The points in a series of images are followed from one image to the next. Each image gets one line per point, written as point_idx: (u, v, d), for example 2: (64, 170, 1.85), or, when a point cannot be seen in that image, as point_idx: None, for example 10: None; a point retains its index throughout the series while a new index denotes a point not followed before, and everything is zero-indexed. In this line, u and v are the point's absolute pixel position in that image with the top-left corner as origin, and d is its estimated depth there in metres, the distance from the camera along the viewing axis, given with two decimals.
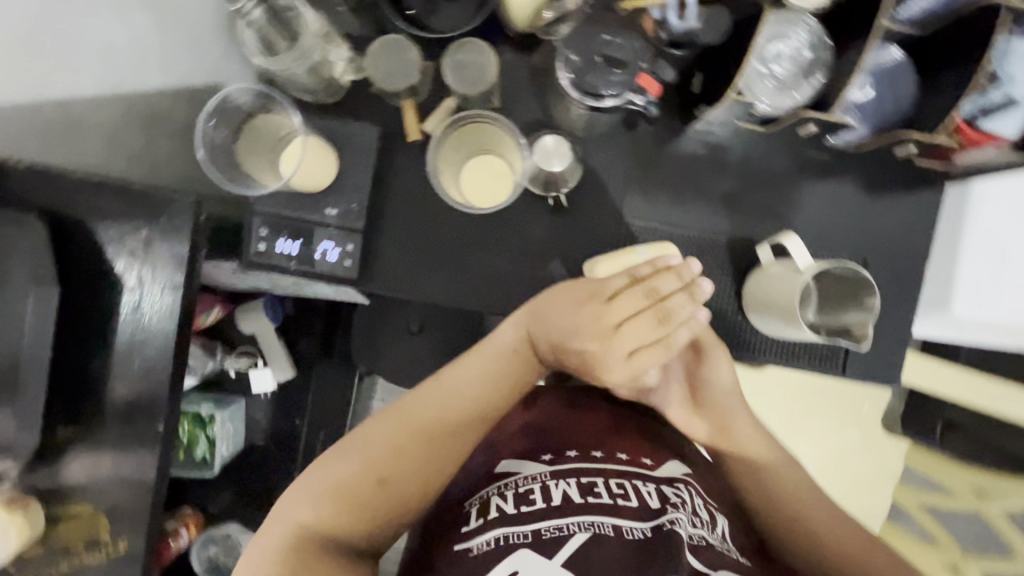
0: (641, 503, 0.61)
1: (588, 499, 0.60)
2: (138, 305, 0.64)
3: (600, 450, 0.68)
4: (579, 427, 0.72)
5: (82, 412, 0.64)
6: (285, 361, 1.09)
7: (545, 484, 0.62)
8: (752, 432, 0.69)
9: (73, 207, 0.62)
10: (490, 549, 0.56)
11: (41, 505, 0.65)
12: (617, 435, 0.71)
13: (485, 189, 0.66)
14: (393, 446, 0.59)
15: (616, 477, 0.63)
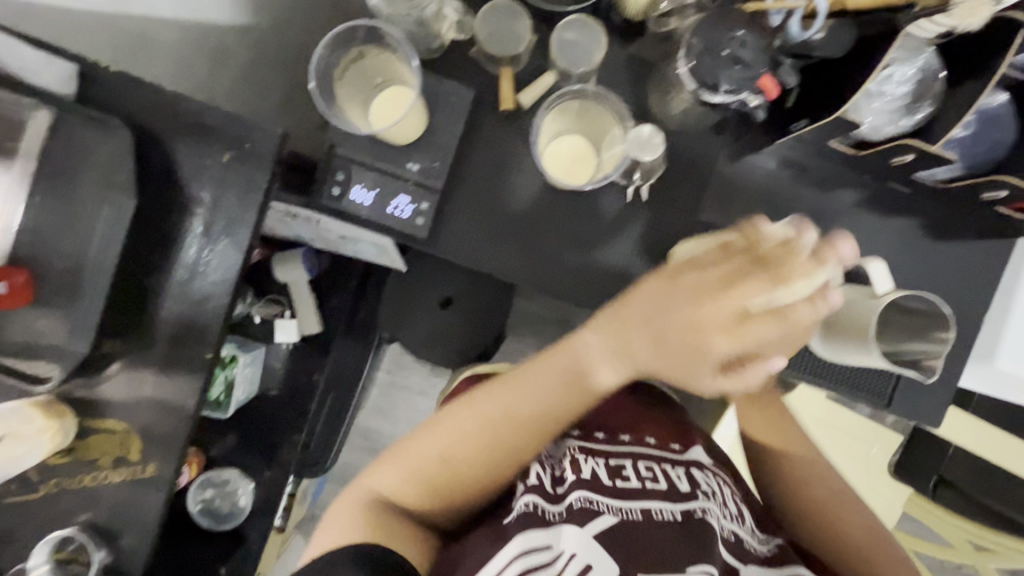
0: (669, 487, 0.62)
1: (617, 481, 0.62)
2: (204, 230, 0.62)
3: (628, 434, 0.72)
4: (618, 414, 0.76)
5: (132, 328, 0.63)
6: (312, 316, 1.07)
7: (576, 460, 0.65)
8: (797, 432, 0.72)
9: (155, 120, 0.61)
10: (527, 515, 0.57)
11: (75, 415, 0.63)
12: (645, 424, 0.75)
13: (567, 163, 0.67)
14: (468, 435, 0.59)
15: (644, 460, 0.66)
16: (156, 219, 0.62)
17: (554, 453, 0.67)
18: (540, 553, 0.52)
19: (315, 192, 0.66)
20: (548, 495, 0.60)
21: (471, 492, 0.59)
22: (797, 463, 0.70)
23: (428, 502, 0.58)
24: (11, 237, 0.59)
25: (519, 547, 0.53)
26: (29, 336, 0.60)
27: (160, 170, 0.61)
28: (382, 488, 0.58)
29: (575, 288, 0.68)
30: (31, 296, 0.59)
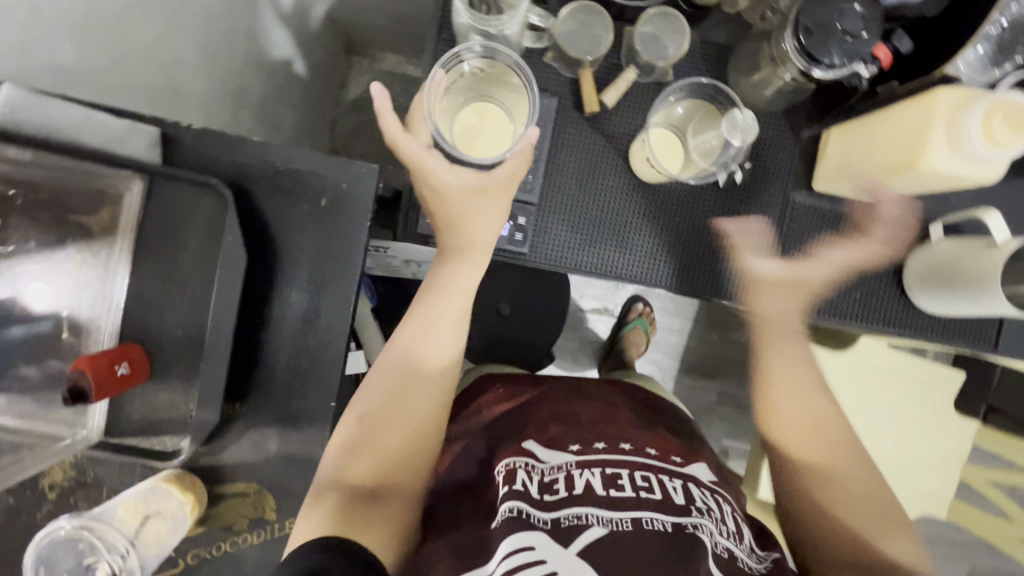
0: (666, 497, 0.58)
1: (611, 492, 0.58)
2: (310, 277, 0.61)
3: (628, 442, 0.66)
4: (608, 420, 0.71)
5: (251, 387, 0.62)
6: (379, 344, 1.04)
7: (569, 474, 0.61)
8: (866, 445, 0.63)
9: (246, 173, 0.60)
10: (510, 519, 0.54)
11: (205, 483, 0.62)
12: (640, 431, 0.70)
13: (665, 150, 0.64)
14: (389, 397, 0.61)
15: (642, 470, 0.61)
16: (260, 274, 0.61)
17: (529, 456, 0.64)
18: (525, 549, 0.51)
19: (408, 222, 0.66)
20: (534, 502, 0.57)
21: (410, 484, 0.60)
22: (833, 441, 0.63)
23: (373, 480, 0.58)
24: (119, 314, 0.58)
25: (505, 548, 0.51)
26: (154, 411, 0.59)
27: (258, 224, 0.60)
28: (330, 475, 0.57)
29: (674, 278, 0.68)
30: (149, 370, 0.58)
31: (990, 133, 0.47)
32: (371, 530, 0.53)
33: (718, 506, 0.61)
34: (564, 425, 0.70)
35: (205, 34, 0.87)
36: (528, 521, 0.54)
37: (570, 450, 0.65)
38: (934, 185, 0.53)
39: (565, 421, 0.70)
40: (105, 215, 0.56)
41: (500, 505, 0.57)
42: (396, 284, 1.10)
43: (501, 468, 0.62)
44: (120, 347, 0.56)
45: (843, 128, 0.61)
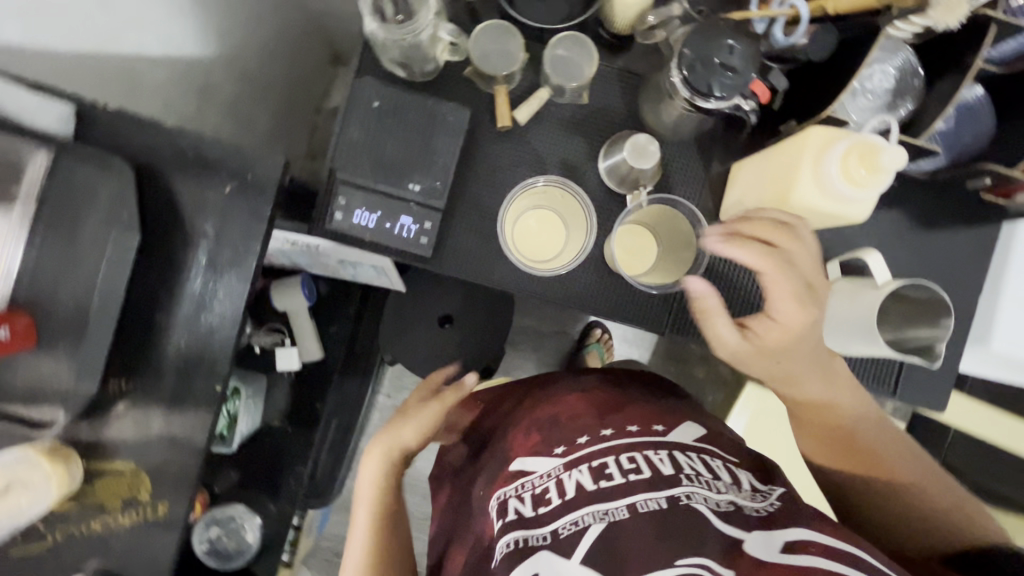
0: (654, 474, 0.56)
1: (601, 484, 0.57)
2: (206, 261, 0.62)
3: (609, 428, 0.64)
4: (589, 408, 0.69)
5: (139, 365, 0.62)
6: (313, 343, 1.06)
7: (559, 479, 0.59)
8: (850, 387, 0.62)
9: (156, 156, 0.61)
10: (511, 551, 0.54)
11: (82, 459, 0.62)
12: (621, 412, 0.67)
13: (536, 237, 0.68)
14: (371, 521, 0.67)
15: (626, 451, 0.59)
16: (160, 253, 0.62)
17: (518, 478, 0.62)
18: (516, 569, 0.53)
19: (318, 216, 0.67)
20: (527, 524, 0.56)
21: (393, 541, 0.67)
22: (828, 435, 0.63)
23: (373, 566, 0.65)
24: (7, 281, 0.57)
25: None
26: (31, 382, 0.58)
27: (163, 205, 0.62)
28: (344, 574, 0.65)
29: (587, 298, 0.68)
30: (35, 340, 0.57)
31: (847, 171, 0.49)
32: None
33: (706, 463, 0.59)
34: (545, 428, 0.67)
35: (173, 28, 0.88)
36: (529, 545, 0.53)
37: (554, 452, 0.63)
38: (810, 222, 0.55)
39: (547, 420, 0.68)
40: None
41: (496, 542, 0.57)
42: (340, 285, 1.11)
43: (493, 503, 0.62)
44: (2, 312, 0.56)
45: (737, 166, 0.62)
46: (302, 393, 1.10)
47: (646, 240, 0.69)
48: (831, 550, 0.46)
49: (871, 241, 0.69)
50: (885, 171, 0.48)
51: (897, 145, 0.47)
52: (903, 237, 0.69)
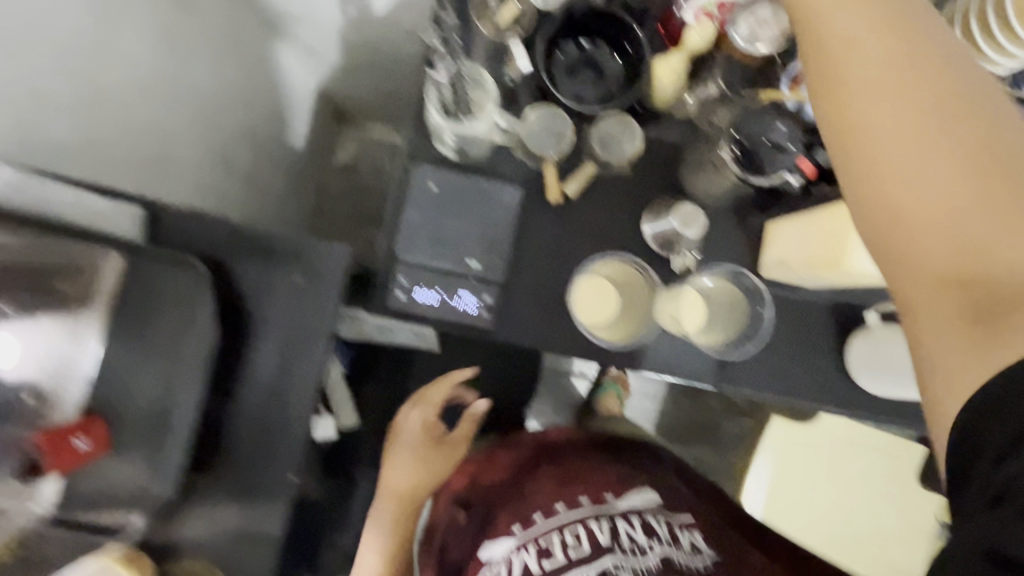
0: (591, 546, 0.70)
1: (543, 564, 0.70)
2: (277, 350, 0.63)
3: (560, 503, 0.79)
4: (546, 488, 0.83)
5: (212, 459, 0.62)
6: (350, 408, 1.04)
7: (508, 559, 0.73)
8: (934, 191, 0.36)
9: (226, 250, 0.63)
10: None
11: (155, 561, 0.61)
12: (585, 483, 0.83)
13: (594, 305, 0.68)
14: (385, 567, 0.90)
15: (569, 530, 0.73)
16: (230, 345, 0.62)
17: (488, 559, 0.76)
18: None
19: (378, 297, 0.69)
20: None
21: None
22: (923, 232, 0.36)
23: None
24: (87, 385, 0.58)
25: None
26: (109, 484, 0.58)
27: (232, 297, 0.63)
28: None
29: (644, 359, 0.71)
30: (111, 444, 0.58)
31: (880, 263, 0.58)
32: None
33: (643, 527, 0.74)
34: (517, 509, 0.80)
35: (185, 104, 0.90)
36: None
37: (512, 531, 0.76)
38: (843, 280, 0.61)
39: (517, 505, 0.81)
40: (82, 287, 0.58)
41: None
42: (371, 348, 1.11)
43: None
44: (80, 420, 0.56)
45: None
46: (338, 460, 1.08)
47: (697, 303, 0.69)
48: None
49: None
50: None
51: None
52: None
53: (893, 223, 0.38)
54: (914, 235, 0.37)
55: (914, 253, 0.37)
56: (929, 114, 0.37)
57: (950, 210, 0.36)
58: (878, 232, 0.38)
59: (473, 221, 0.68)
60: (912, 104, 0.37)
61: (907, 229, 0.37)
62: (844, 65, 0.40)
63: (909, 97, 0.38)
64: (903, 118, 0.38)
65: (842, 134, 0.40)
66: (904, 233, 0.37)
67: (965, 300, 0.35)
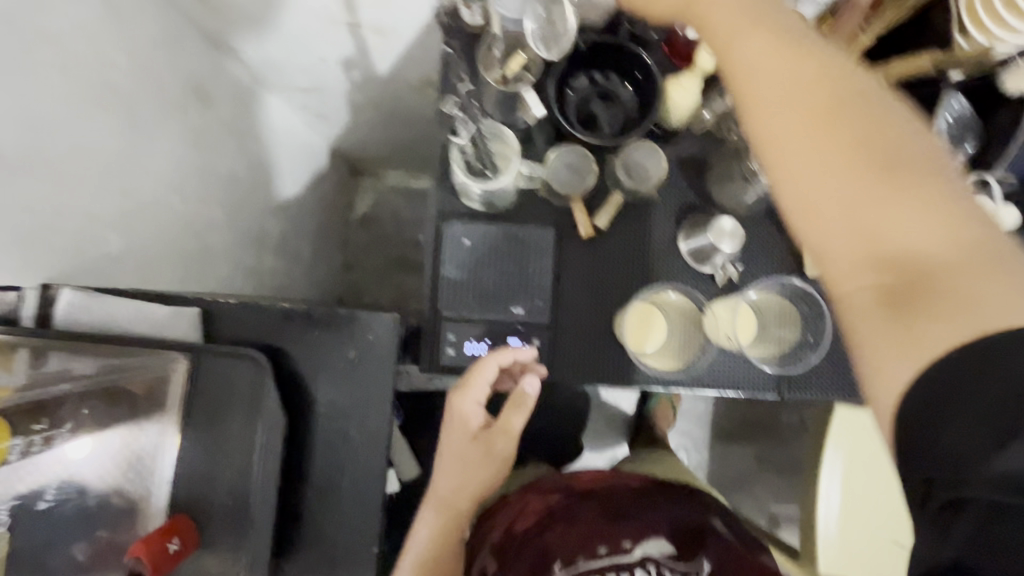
0: None
1: None
2: (341, 426, 0.64)
3: (581, 556, 0.68)
4: (564, 532, 0.72)
5: (296, 541, 0.63)
6: (409, 459, 1.05)
7: None
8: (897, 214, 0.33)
9: (280, 335, 0.64)
10: None
11: None
12: (609, 522, 0.73)
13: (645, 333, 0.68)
14: None
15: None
16: (298, 428, 0.64)
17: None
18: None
19: (429, 356, 0.69)
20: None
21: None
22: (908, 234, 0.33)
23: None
24: (165, 488, 0.60)
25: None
26: None
27: (294, 381, 0.64)
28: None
29: (702, 376, 0.70)
30: (198, 541, 0.59)
31: None
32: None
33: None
34: (528, 555, 0.72)
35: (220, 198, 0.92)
36: None
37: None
38: None
39: (534, 548, 0.72)
40: (154, 394, 0.60)
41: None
42: (420, 395, 1.12)
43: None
44: (168, 522, 0.57)
45: (733, 43, 0.39)
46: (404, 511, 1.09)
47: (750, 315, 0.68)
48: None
49: None
50: None
51: None
52: None
53: (909, 309, 0.32)
54: (915, 328, 0.32)
55: (850, 256, 0.35)
56: (913, 198, 0.33)
57: (977, 301, 0.31)
58: (830, 221, 0.35)
59: (511, 268, 0.69)
60: (813, 117, 0.36)
61: (856, 223, 0.34)
62: (761, 109, 0.38)
63: (878, 185, 0.34)
64: (901, 194, 0.34)
65: (816, 206, 0.35)
66: (902, 315, 0.33)
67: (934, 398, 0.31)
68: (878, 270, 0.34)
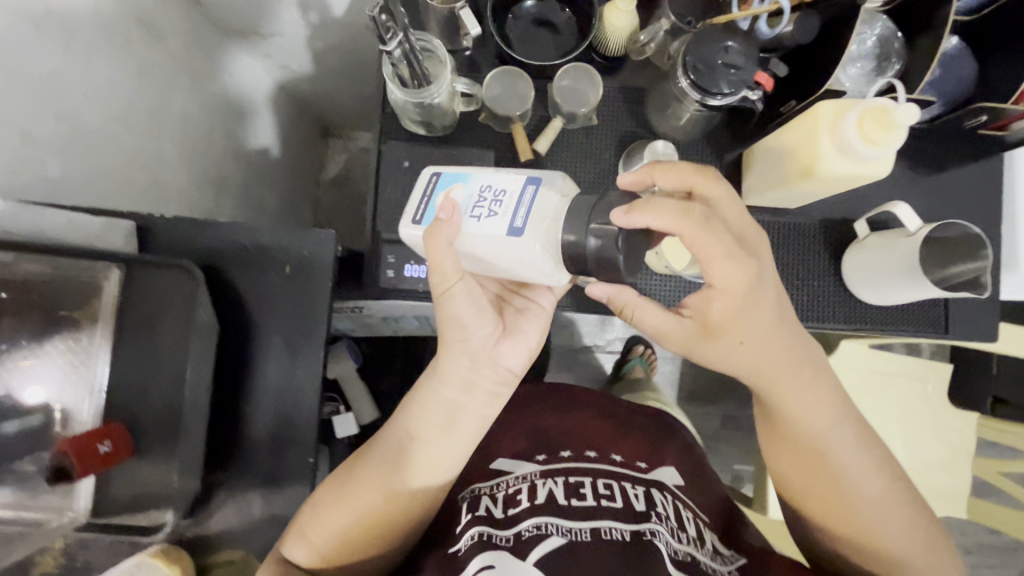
0: (625, 505, 0.62)
1: (572, 501, 0.63)
2: (276, 341, 0.65)
3: (594, 451, 0.72)
4: (581, 430, 0.77)
5: (231, 453, 0.64)
6: (368, 402, 1.06)
7: (532, 484, 0.66)
8: (862, 481, 0.60)
9: (216, 251, 0.65)
10: (474, 543, 0.59)
11: (192, 557, 0.63)
12: (619, 440, 0.76)
13: None
14: (367, 526, 0.60)
15: (603, 478, 0.66)
16: (234, 343, 0.64)
17: (500, 476, 0.70)
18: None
19: (370, 279, 0.71)
20: (495, 521, 0.62)
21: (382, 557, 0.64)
22: (857, 480, 0.60)
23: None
24: (101, 395, 0.61)
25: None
26: (138, 487, 0.61)
27: (230, 297, 0.65)
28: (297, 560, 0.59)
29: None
30: (133, 447, 0.60)
31: (865, 135, 0.53)
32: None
33: (676, 509, 0.65)
34: (531, 436, 0.76)
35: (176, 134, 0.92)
36: (490, 542, 0.58)
37: (536, 459, 0.71)
38: (832, 188, 0.59)
39: (536, 430, 0.77)
40: (88, 303, 0.61)
41: (463, 534, 0.62)
42: (381, 343, 1.13)
43: (467, 497, 0.68)
44: (99, 427, 0.58)
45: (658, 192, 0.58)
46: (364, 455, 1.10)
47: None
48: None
49: (888, 194, 0.72)
50: (900, 129, 0.51)
51: (908, 103, 0.50)
52: (917, 188, 0.73)
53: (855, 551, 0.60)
54: (859, 497, 0.59)
55: (814, 504, 0.62)
56: (863, 493, 0.59)
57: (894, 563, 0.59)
58: (801, 488, 0.62)
59: None
60: (827, 406, 0.60)
61: (816, 497, 0.61)
62: (779, 383, 0.59)
63: (853, 479, 0.60)
64: (859, 470, 0.60)
65: (810, 472, 0.61)
66: (818, 513, 0.62)
67: (868, 548, 0.60)
68: (812, 456, 0.60)
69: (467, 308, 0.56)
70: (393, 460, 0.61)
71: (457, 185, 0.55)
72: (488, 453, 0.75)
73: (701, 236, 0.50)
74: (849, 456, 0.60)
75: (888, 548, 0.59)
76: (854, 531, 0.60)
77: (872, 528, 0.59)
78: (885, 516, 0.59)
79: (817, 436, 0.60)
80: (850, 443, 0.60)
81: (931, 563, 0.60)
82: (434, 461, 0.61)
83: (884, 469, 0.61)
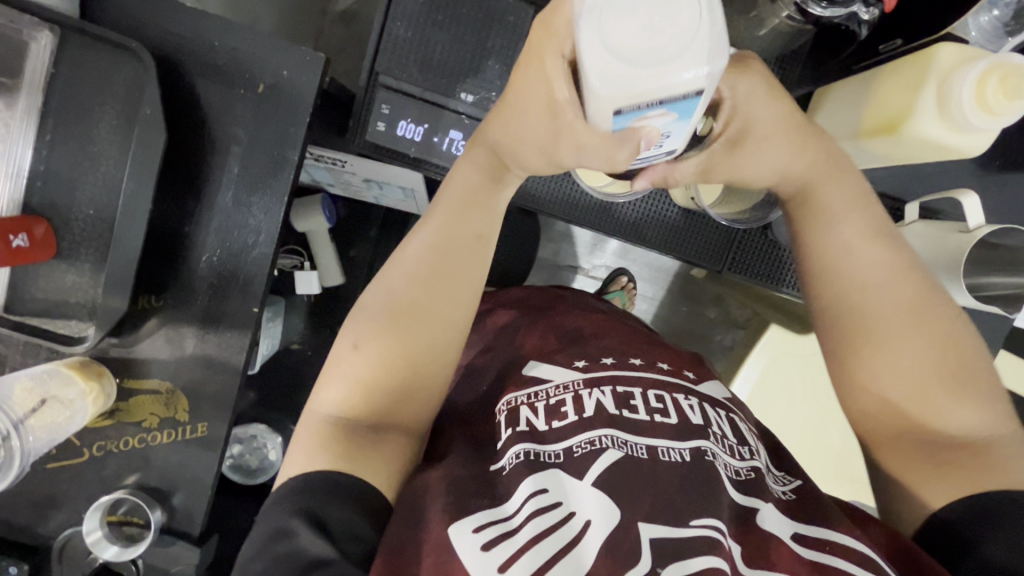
0: (682, 420, 0.50)
1: (623, 413, 0.50)
2: (234, 170, 0.56)
3: (638, 357, 0.58)
4: (618, 334, 0.64)
5: (170, 280, 0.58)
6: (334, 265, 0.99)
7: (577, 394, 0.52)
8: (934, 355, 0.46)
9: (179, 48, 0.54)
10: (518, 463, 0.47)
11: (114, 378, 0.59)
12: (652, 349, 0.62)
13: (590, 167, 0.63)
14: (405, 312, 0.52)
15: (653, 388, 0.53)
16: (187, 159, 0.56)
17: (532, 385, 0.55)
18: (501, 523, 0.42)
19: (357, 129, 0.61)
20: (538, 436, 0.49)
21: (426, 413, 0.52)
22: (922, 356, 0.46)
23: (375, 415, 0.49)
24: (21, 181, 0.53)
25: (530, 502, 0.43)
26: (59, 292, 0.55)
27: (187, 104, 0.55)
28: (328, 407, 0.49)
29: (627, 230, 0.67)
30: (55, 249, 0.54)
31: (982, 95, 0.44)
32: (374, 464, 0.46)
33: (733, 424, 0.53)
34: (567, 341, 0.62)
35: None
36: (537, 460, 0.46)
37: (575, 366, 0.56)
38: (911, 155, 0.51)
39: (571, 334, 0.64)
40: (15, 69, 0.51)
41: (504, 449, 0.49)
42: (362, 207, 1.04)
43: (502, 408, 0.54)
44: (13, 217, 0.51)
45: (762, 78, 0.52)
46: (322, 318, 1.04)
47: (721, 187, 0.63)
48: (824, 560, 0.42)
49: (964, 178, 0.63)
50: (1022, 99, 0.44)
51: None
52: (998, 178, 0.62)
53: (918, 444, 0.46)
54: (965, 412, 0.45)
55: (887, 352, 0.47)
56: (940, 362, 0.45)
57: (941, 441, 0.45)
58: (868, 337, 0.47)
59: (471, 44, 0.58)
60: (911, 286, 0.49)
61: (888, 342, 0.47)
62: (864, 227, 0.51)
63: (921, 339, 0.46)
64: (931, 342, 0.46)
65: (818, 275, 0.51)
66: (889, 397, 0.47)
67: (887, 409, 0.47)
68: (904, 303, 0.47)
69: (539, 52, 0.42)
70: (425, 247, 0.54)
71: (669, 111, 0.34)
72: (513, 363, 0.61)
73: (851, 92, 0.54)
74: (953, 333, 0.46)
75: (886, 393, 0.47)
76: (857, 387, 0.48)
77: (884, 371, 0.47)
78: (893, 350, 0.46)
79: (814, 249, 0.51)
80: (859, 245, 0.50)
81: (987, 413, 0.45)
82: (464, 252, 0.54)
83: (920, 288, 0.48)
